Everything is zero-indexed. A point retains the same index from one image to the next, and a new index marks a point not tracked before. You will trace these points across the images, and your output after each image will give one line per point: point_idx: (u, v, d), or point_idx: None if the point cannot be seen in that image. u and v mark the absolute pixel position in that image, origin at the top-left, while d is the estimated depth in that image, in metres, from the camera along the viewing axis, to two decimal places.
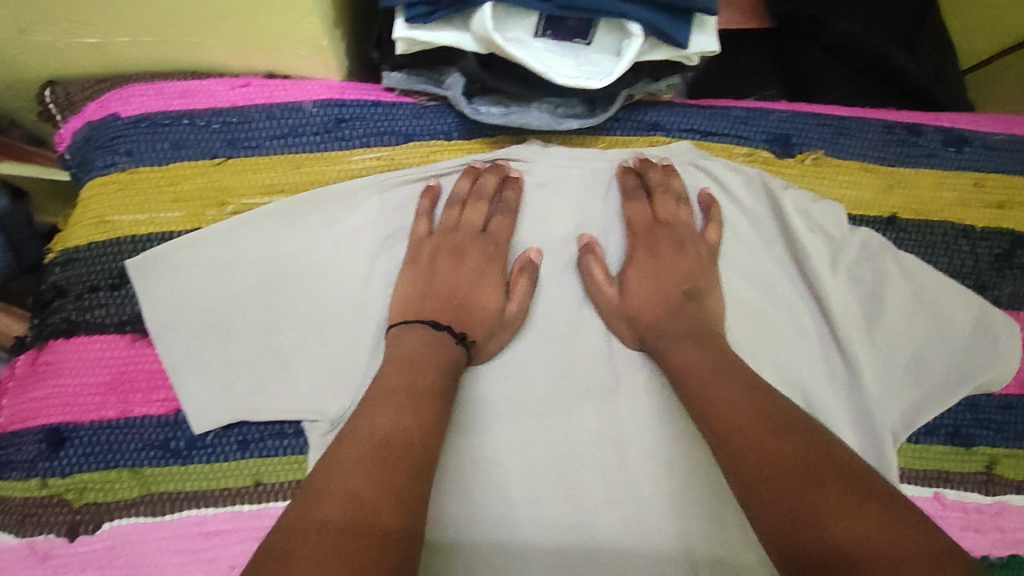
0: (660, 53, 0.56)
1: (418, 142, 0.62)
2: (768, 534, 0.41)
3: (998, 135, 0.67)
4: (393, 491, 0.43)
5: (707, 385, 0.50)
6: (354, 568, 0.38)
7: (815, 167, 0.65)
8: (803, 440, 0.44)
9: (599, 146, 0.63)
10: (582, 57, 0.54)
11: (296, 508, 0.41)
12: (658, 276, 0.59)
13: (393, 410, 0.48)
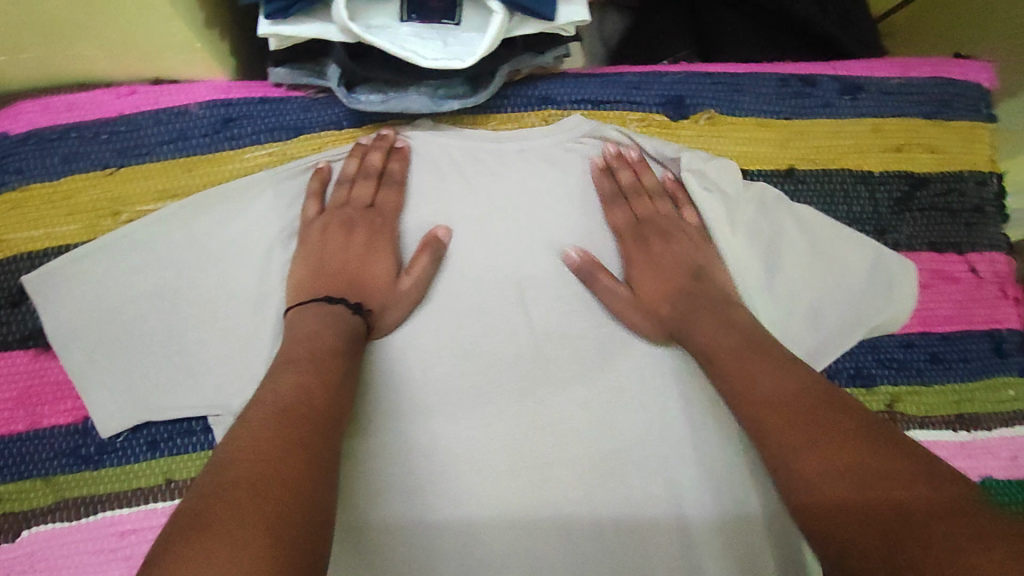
0: (531, 28, 0.56)
1: (309, 135, 0.62)
2: (813, 483, 0.41)
3: (894, 79, 0.67)
4: (305, 456, 0.42)
5: (741, 368, 0.50)
6: (273, 518, 0.37)
7: (710, 126, 0.65)
8: (844, 422, 0.43)
9: (491, 125, 0.63)
10: (451, 38, 0.54)
11: (205, 476, 0.40)
12: (658, 265, 0.60)
13: (289, 380, 0.47)
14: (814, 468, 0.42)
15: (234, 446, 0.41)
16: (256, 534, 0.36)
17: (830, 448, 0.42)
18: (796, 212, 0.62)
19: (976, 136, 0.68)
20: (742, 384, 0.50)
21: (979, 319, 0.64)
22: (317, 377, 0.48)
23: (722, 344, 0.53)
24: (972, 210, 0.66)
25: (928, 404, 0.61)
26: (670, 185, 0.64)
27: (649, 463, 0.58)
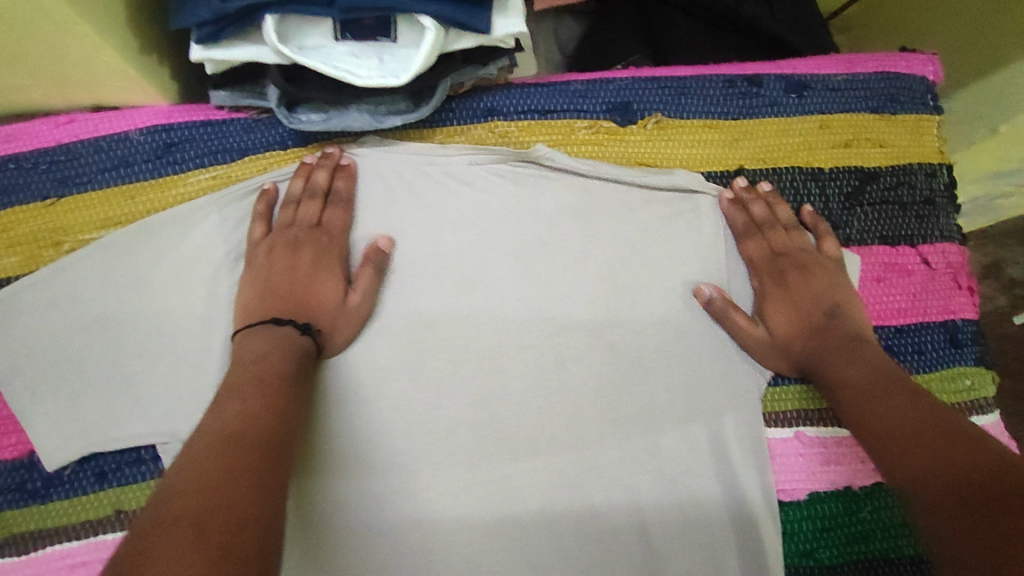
0: (468, 42, 0.56)
1: (254, 156, 0.62)
2: (919, 488, 0.46)
3: (839, 75, 0.67)
4: (252, 481, 0.41)
5: (857, 405, 0.54)
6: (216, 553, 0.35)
7: (658, 130, 0.65)
8: (945, 430, 0.48)
9: (437, 138, 0.63)
10: (386, 55, 0.54)
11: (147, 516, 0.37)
12: (795, 303, 0.60)
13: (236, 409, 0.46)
14: (927, 480, 0.46)
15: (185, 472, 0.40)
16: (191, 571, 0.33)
17: (926, 465, 0.47)
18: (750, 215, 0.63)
19: (923, 128, 0.68)
20: (854, 411, 0.54)
21: (933, 311, 0.64)
22: (264, 404, 0.47)
23: (852, 373, 0.55)
24: (923, 203, 0.66)
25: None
26: (792, 216, 0.63)
27: (608, 472, 0.58)
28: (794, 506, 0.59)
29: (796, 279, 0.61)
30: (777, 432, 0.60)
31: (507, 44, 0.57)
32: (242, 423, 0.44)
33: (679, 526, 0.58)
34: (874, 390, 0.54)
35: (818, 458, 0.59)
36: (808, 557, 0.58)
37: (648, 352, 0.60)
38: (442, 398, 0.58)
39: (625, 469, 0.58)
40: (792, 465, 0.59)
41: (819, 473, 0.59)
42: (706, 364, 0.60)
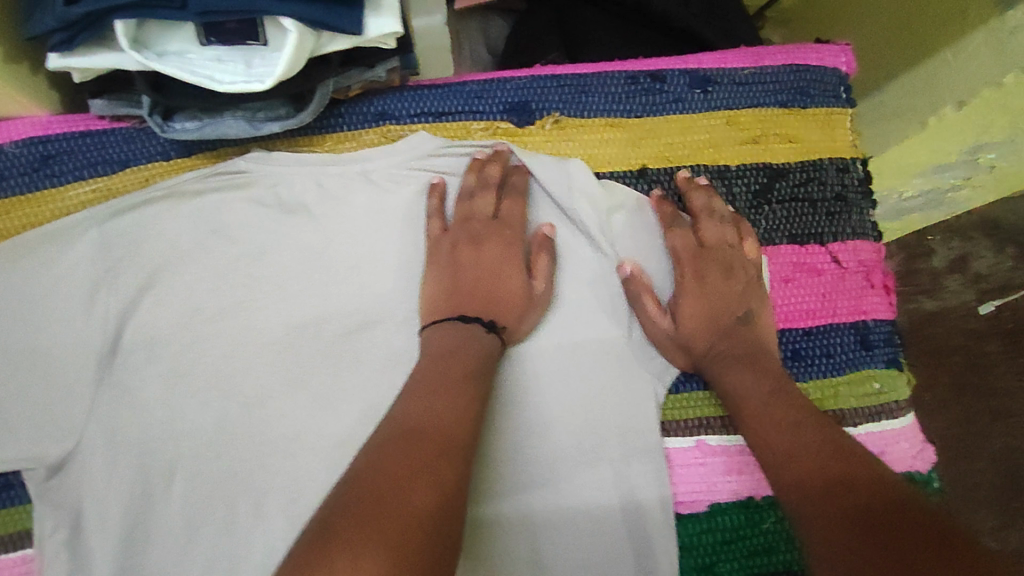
0: (344, 43, 0.53)
1: (136, 167, 0.60)
2: (812, 516, 0.44)
3: (746, 69, 0.65)
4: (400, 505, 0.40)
5: (754, 421, 0.53)
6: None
7: (558, 129, 0.63)
8: (842, 452, 0.47)
9: (327, 146, 0.62)
10: (254, 59, 0.52)
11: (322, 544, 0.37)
12: (709, 301, 0.58)
13: (416, 405, 0.47)
14: (820, 503, 0.45)
15: (358, 487, 0.40)
16: None
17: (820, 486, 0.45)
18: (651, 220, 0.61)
19: (834, 122, 0.66)
20: (756, 432, 0.53)
21: (843, 311, 0.62)
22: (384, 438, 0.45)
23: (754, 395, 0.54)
24: (833, 199, 0.65)
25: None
26: (726, 209, 0.61)
27: (505, 489, 0.56)
28: (694, 519, 0.58)
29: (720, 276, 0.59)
30: (677, 442, 0.59)
31: (387, 45, 0.55)
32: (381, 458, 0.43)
33: (577, 544, 0.56)
34: (775, 409, 0.52)
35: (720, 467, 0.58)
36: (708, 571, 0.57)
37: (550, 364, 0.58)
38: (329, 411, 0.57)
39: (523, 484, 0.56)
40: (692, 476, 0.58)
41: (720, 483, 0.58)
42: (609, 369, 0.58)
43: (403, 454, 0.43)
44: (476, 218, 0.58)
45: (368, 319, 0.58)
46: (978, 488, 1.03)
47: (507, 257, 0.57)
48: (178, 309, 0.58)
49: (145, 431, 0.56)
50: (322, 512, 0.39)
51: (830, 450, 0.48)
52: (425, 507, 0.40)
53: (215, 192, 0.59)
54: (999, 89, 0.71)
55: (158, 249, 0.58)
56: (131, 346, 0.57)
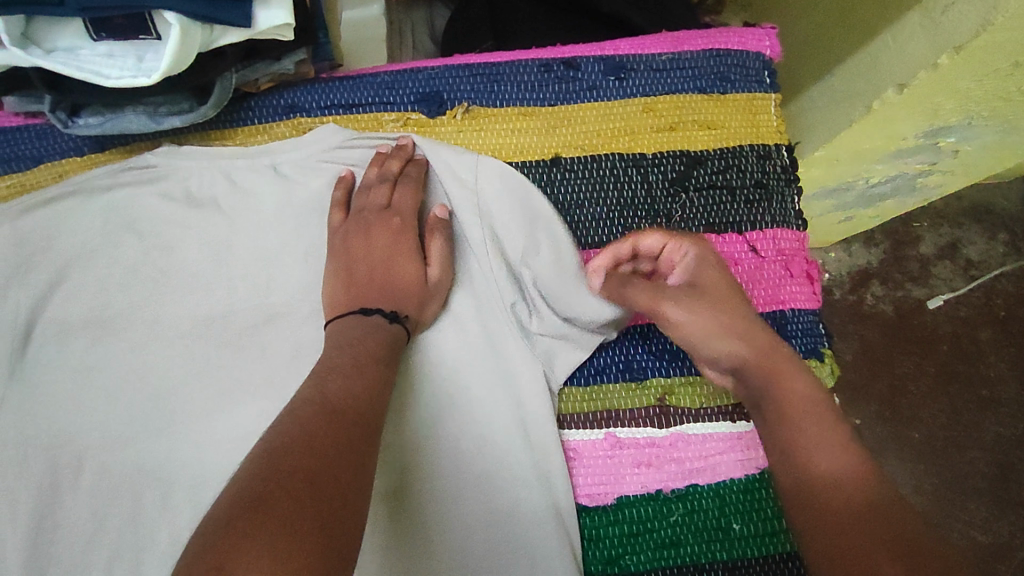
0: (237, 35, 0.52)
1: (50, 164, 0.61)
2: (822, 548, 0.42)
3: (663, 55, 0.64)
4: (302, 487, 0.40)
5: (794, 422, 0.49)
6: (292, 548, 0.37)
7: (470, 119, 0.63)
8: (867, 471, 0.46)
9: (238, 139, 0.62)
10: (145, 53, 0.51)
11: (228, 508, 0.39)
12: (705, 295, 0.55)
13: (335, 384, 0.48)
14: (831, 535, 0.42)
15: (286, 462, 0.41)
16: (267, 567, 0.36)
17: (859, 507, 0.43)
18: (546, 216, 0.60)
19: (757, 107, 0.65)
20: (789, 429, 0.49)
21: (760, 301, 0.62)
22: (286, 416, 0.45)
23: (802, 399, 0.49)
24: (754, 186, 0.64)
25: (707, 394, 0.60)
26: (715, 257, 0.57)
27: (408, 479, 0.56)
28: (599, 511, 0.58)
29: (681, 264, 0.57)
30: (581, 434, 0.59)
31: (285, 36, 0.54)
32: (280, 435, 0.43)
33: (476, 535, 0.55)
34: (820, 429, 0.47)
35: (629, 459, 0.58)
36: (613, 564, 0.57)
37: (454, 354, 0.59)
38: (236, 404, 0.57)
39: (426, 474, 0.56)
40: (598, 468, 0.58)
41: (627, 475, 0.58)
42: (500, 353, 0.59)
43: (332, 435, 0.44)
44: (370, 209, 0.59)
45: (276, 312, 0.59)
46: (967, 479, 1.04)
47: (398, 246, 0.58)
48: (87, 303, 0.59)
49: (56, 422, 0.57)
50: (253, 484, 0.40)
51: (871, 486, 0.45)
52: (347, 483, 0.42)
53: (126, 188, 0.60)
54: (935, 71, 0.65)
55: (69, 245, 0.60)
56: (41, 340, 0.58)
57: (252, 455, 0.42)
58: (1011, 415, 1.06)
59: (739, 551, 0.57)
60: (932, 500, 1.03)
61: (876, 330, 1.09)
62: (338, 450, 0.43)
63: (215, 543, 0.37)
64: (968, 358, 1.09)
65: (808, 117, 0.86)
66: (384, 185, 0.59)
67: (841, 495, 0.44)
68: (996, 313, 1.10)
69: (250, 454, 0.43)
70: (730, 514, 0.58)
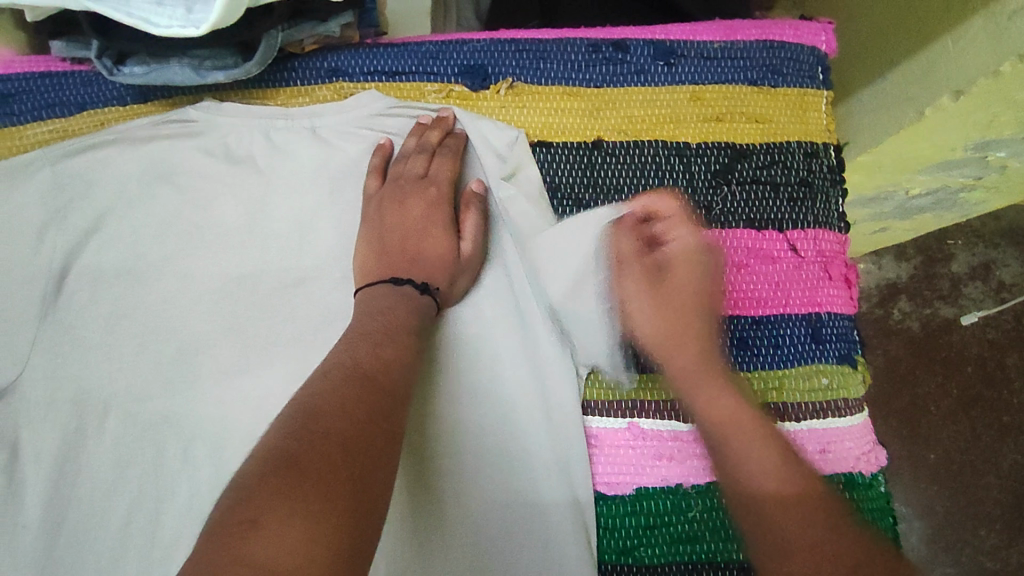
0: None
1: (92, 111, 0.61)
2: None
3: (715, 43, 0.62)
4: (331, 448, 0.40)
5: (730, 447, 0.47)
6: (315, 508, 0.36)
7: (512, 96, 0.62)
8: (838, 525, 0.42)
9: (280, 99, 0.62)
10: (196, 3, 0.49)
11: (259, 463, 0.38)
12: (668, 307, 0.53)
13: (367, 351, 0.47)
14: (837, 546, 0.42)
15: (319, 423, 0.41)
16: (293, 528, 0.35)
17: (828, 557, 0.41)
18: (580, 203, 0.60)
19: (807, 103, 0.63)
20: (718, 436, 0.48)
21: (796, 302, 0.60)
22: (323, 378, 0.45)
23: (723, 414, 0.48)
24: (798, 184, 0.62)
25: (765, 389, 0.59)
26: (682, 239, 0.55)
27: (428, 452, 0.56)
28: (617, 501, 0.57)
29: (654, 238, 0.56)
30: (605, 422, 0.57)
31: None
32: (315, 395, 0.43)
33: (492, 512, 0.55)
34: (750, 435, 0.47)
35: (651, 451, 0.57)
36: (627, 554, 0.56)
37: (482, 329, 0.58)
38: (262, 363, 0.57)
39: (446, 448, 0.56)
40: (619, 458, 0.57)
41: (647, 467, 0.57)
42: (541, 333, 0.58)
43: (363, 399, 0.44)
44: (406, 178, 0.59)
45: (306, 275, 0.59)
46: (985, 503, 1.02)
47: (433, 216, 0.58)
48: (121, 253, 0.59)
49: (84, 369, 0.57)
50: (286, 441, 0.39)
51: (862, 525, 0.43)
52: (379, 448, 0.42)
53: (165, 140, 0.60)
54: (995, 79, 0.62)
55: (108, 193, 0.60)
56: (75, 286, 0.59)
57: (284, 414, 0.42)
58: None
59: None
60: (946, 522, 1.01)
61: (902, 345, 1.07)
62: (370, 417, 0.43)
63: (247, 498, 0.36)
64: (995, 381, 1.06)
65: (856, 120, 0.84)
66: (425, 155, 0.59)
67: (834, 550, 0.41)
68: None
69: (282, 412, 0.43)
70: None
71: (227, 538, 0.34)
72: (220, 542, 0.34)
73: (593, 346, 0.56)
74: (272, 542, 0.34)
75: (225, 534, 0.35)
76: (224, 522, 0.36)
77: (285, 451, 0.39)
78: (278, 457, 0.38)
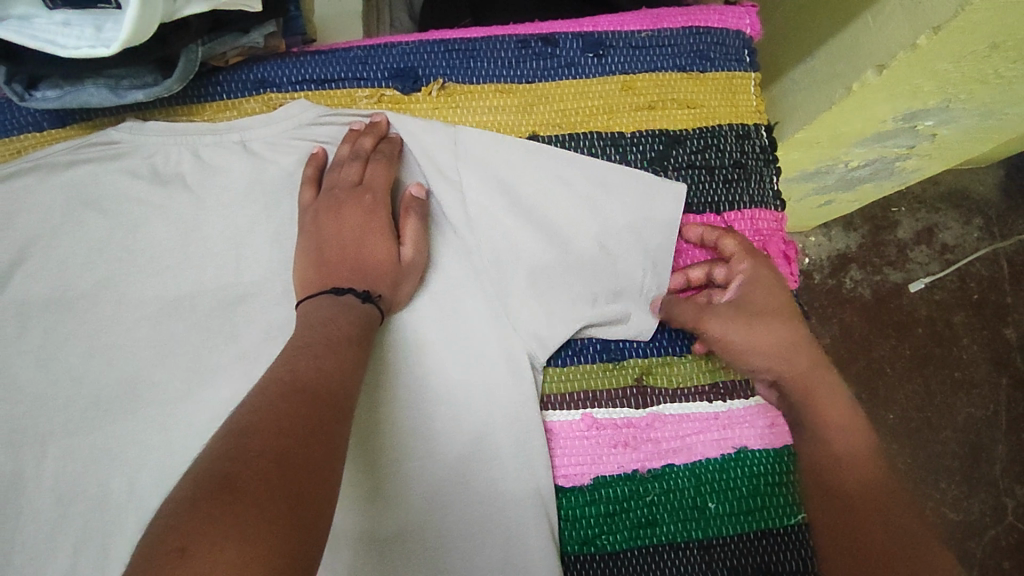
0: (203, 4, 0.49)
1: (8, 138, 0.59)
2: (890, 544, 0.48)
3: (643, 32, 0.63)
4: (267, 468, 0.39)
5: (817, 403, 0.56)
6: (251, 528, 0.36)
7: (445, 97, 0.62)
8: (838, 490, 0.52)
9: (207, 114, 0.60)
10: (106, 21, 0.48)
11: (191, 489, 0.37)
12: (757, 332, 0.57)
13: (306, 364, 0.47)
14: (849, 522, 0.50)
15: (256, 442, 0.40)
16: (229, 550, 0.35)
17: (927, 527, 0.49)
18: (523, 200, 0.60)
19: (736, 86, 0.64)
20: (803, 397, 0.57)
21: None
22: (257, 398, 0.44)
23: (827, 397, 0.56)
24: (733, 166, 0.63)
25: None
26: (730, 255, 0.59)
27: (383, 461, 0.56)
28: (576, 492, 0.57)
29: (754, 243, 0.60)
30: (562, 415, 0.59)
31: (252, 6, 0.52)
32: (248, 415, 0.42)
33: (451, 515, 0.55)
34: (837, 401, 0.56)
35: (605, 440, 0.58)
36: (590, 543, 0.57)
37: (431, 334, 0.58)
38: (208, 386, 0.56)
39: (401, 456, 0.56)
40: (576, 449, 0.58)
41: (604, 456, 0.58)
42: (492, 332, 0.58)
43: (303, 415, 0.43)
44: (340, 187, 0.57)
45: (247, 292, 0.58)
46: (941, 458, 1.06)
47: (369, 225, 0.57)
48: (50, 283, 0.57)
49: (19, 405, 0.55)
50: (220, 464, 0.39)
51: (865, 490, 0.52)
52: (319, 464, 0.41)
53: (88, 164, 0.58)
54: (915, 51, 0.64)
55: (32, 223, 0.58)
56: (3, 320, 0.57)
57: (219, 436, 0.42)
58: (981, 396, 1.08)
59: (715, 529, 0.57)
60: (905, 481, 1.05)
61: (853, 313, 1.10)
62: (309, 433, 0.42)
63: (177, 524, 0.35)
64: (942, 341, 1.10)
65: (789, 98, 0.85)
66: (360, 160, 0.58)
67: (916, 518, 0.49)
68: (969, 297, 1.11)
69: (218, 433, 0.42)
70: (706, 493, 0.57)
71: (157, 568, 0.34)
72: (149, 571, 0.34)
73: (547, 334, 0.58)
74: (203, 567, 0.34)
75: (154, 563, 0.34)
76: (153, 552, 0.35)
77: (217, 473, 0.38)
78: (211, 481, 0.38)
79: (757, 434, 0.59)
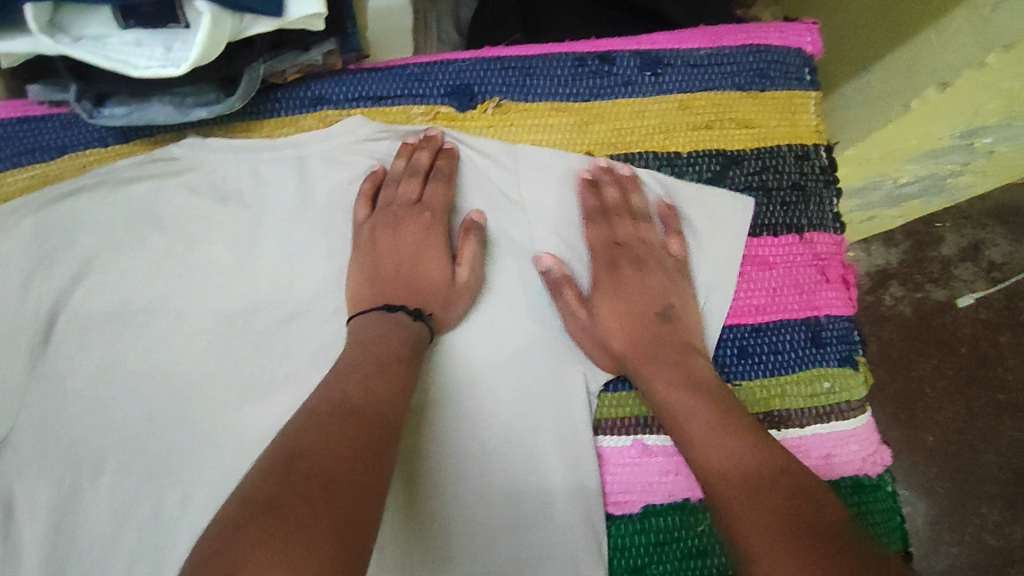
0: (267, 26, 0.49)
1: (73, 153, 0.60)
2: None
3: (702, 50, 0.62)
4: (309, 490, 0.39)
5: (682, 422, 0.51)
6: (295, 555, 0.35)
7: (501, 114, 0.61)
8: (771, 512, 0.43)
9: (265, 131, 0.61)
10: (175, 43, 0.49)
11: (241, 510, 0.37)
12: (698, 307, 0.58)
13: (357, 385, 0.47)
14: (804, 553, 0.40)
15: (303, 465, 0.40)
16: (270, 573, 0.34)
17: (796, 539, 0.41)
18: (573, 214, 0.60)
19: (796, 105, 0.62)
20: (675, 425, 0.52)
21: (796, 307, 0.60)
22: (310, 413, 0.44)
23: (702, 430, 0.50)
24: (791, 188, 0.62)
25: (844, 383, 0.60)
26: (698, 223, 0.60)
27: (431, 479, 0.55)
28: (626, 520, 0.57)
29: (842, 242, 0.63)
30: (614, 440, 0.58)
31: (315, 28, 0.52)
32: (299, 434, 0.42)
33: (500, 538, 0.55)
34: (715, 435, 0.49)
35: (657, 468, 0.57)
36: (638, 573, 0.56)
37: (484, 352, 0.58)
38: (261, 401, 0.56)
39: (450, 474, 0.56)
40: (627, 475, 0.57)
41: (656, 484, 0.57)
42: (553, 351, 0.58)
43: (350, 436, 0.43)
44: (398, 204, 0.58)
45: (301, 309, 0.58)
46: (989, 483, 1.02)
47: (427, 241, 0.57)
48: (109, 297, 0.58)
49: (78, 416, 0.56)
50: (266, 485, 0.39)
51: (793, 524, 0.42)
52: (366, 489, 0.41)
53: (149, 181, 0.59)
54: (980, 69, 0.62)
55: (92, 238, 0.59)
56: (66, 331, 0.58)
57: (269, 455, 0.42)
58: None
59: None
60: (949, 506, 1.01)
61: (897, 330, 1.07)
62: (358, 456, 0.42)
63: (223, 548, 0.35)
64: (989, 360, 1.06)
65: (840, 114, 0.83)
66: (417, 176, 0.59)
67: (799, 519, 0.42)
68: (1018, 315, 1.08)
69: (267, 451, 0.42)
70: None
71: None
72: None
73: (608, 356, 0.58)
74: None
75: None
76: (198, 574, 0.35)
77: (262, 490, 0.38)
78: (254, 502, 0.38)
79: (815, 465, 0.59)
